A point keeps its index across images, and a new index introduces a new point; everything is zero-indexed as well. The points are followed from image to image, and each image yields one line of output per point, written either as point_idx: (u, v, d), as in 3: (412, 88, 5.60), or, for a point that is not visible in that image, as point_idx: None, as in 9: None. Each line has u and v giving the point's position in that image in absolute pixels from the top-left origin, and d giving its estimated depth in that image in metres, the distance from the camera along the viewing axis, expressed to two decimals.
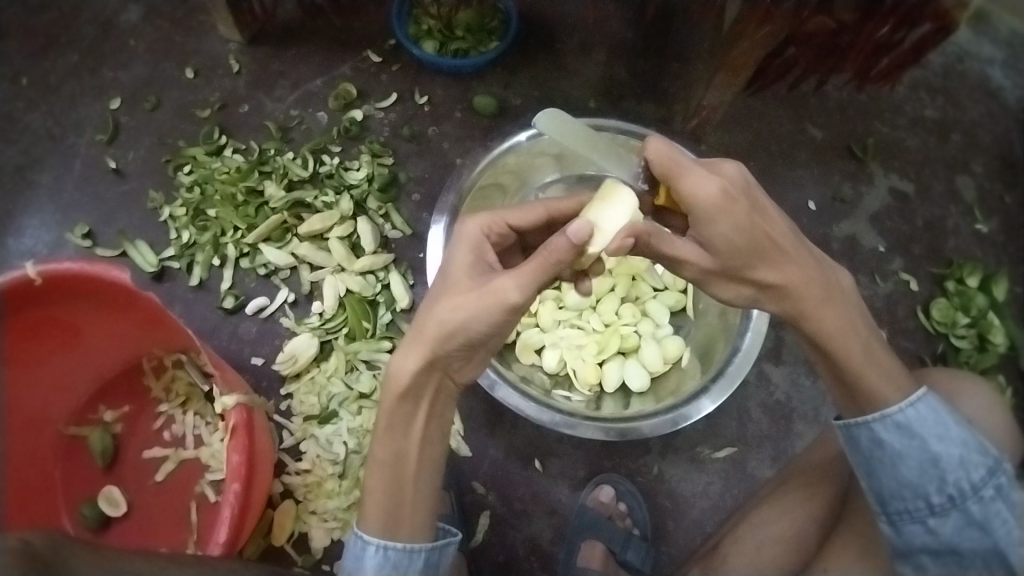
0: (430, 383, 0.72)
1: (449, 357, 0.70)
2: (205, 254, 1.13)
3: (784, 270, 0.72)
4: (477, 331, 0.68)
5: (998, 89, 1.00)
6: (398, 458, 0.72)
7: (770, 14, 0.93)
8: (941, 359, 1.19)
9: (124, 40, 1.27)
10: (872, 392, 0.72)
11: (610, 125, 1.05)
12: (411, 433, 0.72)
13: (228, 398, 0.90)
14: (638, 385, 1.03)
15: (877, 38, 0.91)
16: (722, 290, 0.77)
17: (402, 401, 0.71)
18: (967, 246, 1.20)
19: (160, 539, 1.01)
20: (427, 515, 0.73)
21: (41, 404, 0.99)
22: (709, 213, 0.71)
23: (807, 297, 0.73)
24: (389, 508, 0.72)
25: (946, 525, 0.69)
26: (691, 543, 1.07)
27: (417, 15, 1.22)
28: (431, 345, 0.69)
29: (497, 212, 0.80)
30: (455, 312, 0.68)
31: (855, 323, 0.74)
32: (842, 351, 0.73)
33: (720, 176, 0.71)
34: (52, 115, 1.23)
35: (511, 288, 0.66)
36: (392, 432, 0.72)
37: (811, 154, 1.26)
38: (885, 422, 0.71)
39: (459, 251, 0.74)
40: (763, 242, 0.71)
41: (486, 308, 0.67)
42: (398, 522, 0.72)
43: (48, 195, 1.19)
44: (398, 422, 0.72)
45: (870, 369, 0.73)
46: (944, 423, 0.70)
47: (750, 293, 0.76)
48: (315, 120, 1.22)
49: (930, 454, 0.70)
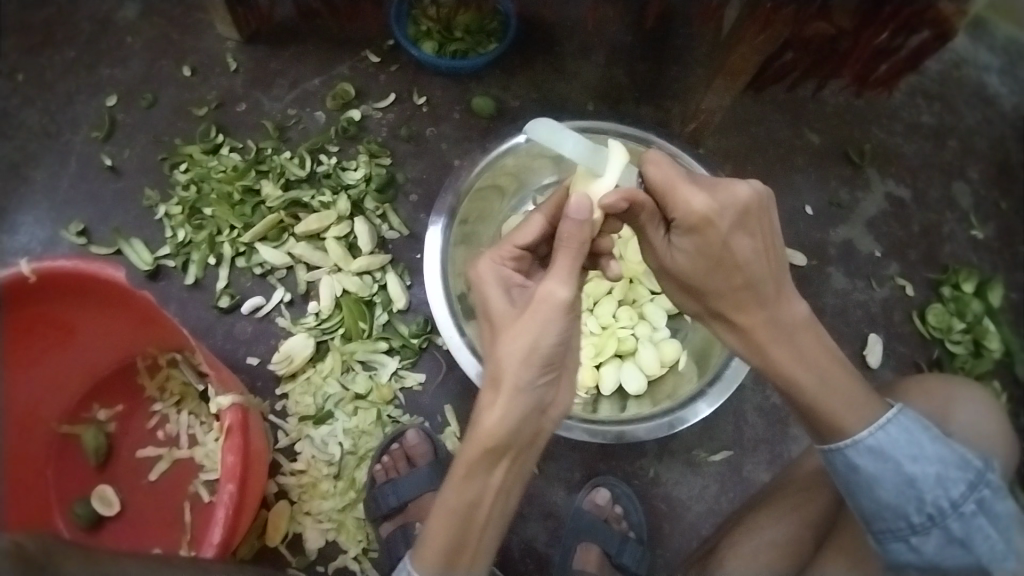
0: (521, 431, 0.64)
1: (536, 389, 0.64)
2: (201, 253, 1.13)
3: (745, 297, 0.74)
4: (551, 347, 0.63)
5: (995, 96, 1.21)
6: (471, 507, 0.66)
7: (772, 19, 0.90)
8: (937, 363, 1.17)
9: (121, 37, 1.26)
10: (832, 420, 0.72)
11: (609, 128, 1.06)
12: (490, 483, 0.66)
13: (223, 398, 0.89)
14: (635, 387, 1.03)
15: (875, 44, 0.91)
16: (675, 293, 0.82)
17: (491, 451, 0.64)
18: (964, 252, 1.22)
19: (153, 539, 1.00)
20: (486, 556, 0.69)
21: (34, 404, 0.98)
22: (683, 230, 0.72)
23: (759, 331, 0.75)
24: (452, 552, 0.67)
25: (928, 543, 0.68)
26: (687, 547, 1.07)
27: (416, 16, 1.22)
28: (514, 380, 0.63)
29: (506, 238, 0.79)
30: (523, 333, 0.63)
31: (809, 353, 0.74)
32: (794, 383, 0.74)
33: (715, 201, 0.70)
34: (47, 111, 1.22)
35: (557, 287, 0.64)
36: (471, 482, 0.65)
37: (808, 158, 1.25)
38: (857, 448, 0.71)
39: (490, 287, 0.71)
40: (728, 269, 0.73)
41: (546, 318, 0.64)
42: (459, 563, 0.67)
43: (44, 192, 1.19)
44: (478, 470, 0.65)
45: (828, 398, 0.73)
46: (916, 443, 0.70)
47: (700, 307, 0.79)
48: (313, 120, 1.22)
49: (906, 475, 0.69)
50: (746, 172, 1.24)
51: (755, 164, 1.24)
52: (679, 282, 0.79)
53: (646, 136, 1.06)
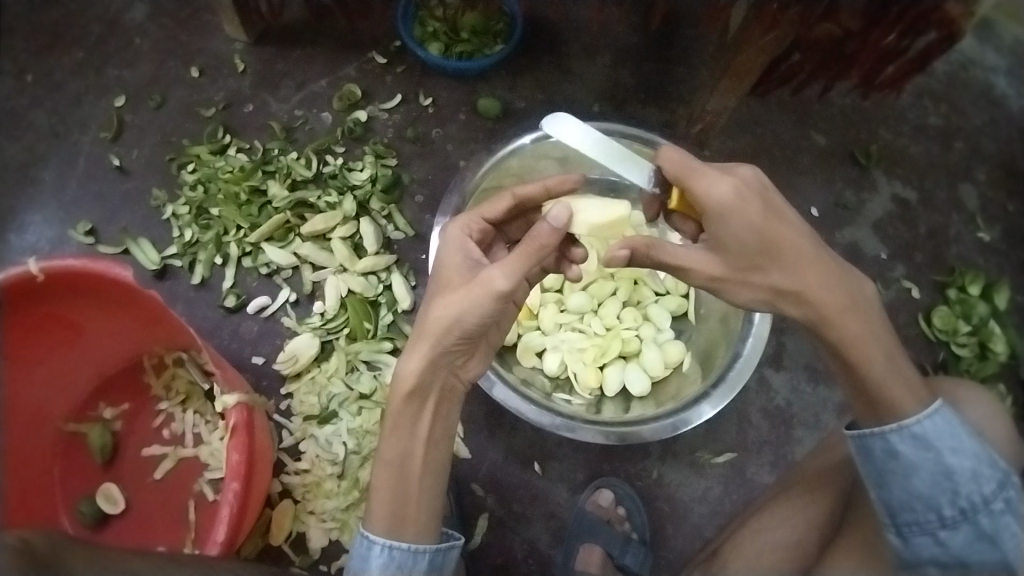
0: (435, 382, 0.73)
1: (449, 355, 0.72)
2: (208, 253, 1.13)
3: (800, 272, 0.73)
4: (472, 325, 0.70)
5: (1002, 97, 1.04)
6: (406, 458, 0.72)
7: (778, 17, 0.92)
8: (943, 367, 1.17)
9: (129, 38, 1.27)
10: (890, 400, 0.72)
11: (614, 129, 1.07)
12: (417, 435, 0.72)
13: (228, 397, 0.90)
14: (638, 389, 1.02)
15: (883, 46, 0.90)
16: (736, 294, 0.77)
17: (410, 401, 0.72)
18: (971, 255, 1.22)
19: (158, 538, 1.01)
20: (433, 517, 0.73)
21: (39, 401, 0.99)
22: (725, 213, 0.70)
23: (821, 297, 0.73)
24: (392, 508, 0.71)
25: (956, 538, 0.68)
26: (690, 549, 1.06)
27: (422, 17, 1.23)
28: (432, 342, 0.71)
29: (475, 210, 0.83)
30: (451, 305, 0.70)
31: (875, 331, 0.73)
32: (865, 362, 0.73)
33: (735, 176, 0.71)
34: (56, 112, 1.24)
35: (497, 276, 0.69)
36: (401, 430, 0.72)
37: (813, 159, 1.26)
38: (902, 433, 0.70)
39: (447, 252, 0.77)
40: (774, 242, 0.71)
41: (475, 299, 0.69)
42: (403, 521, 0.71)
43: (52, 192, 1.19)
44: (404, 421, 0.72)
45: (893, 377, 0.72)
46: (958, 436, 0.69)
47: (766, 296, 0.75)
48: (319, 121, 1.22)
49: (944, 466, 0.68)
50: None
51: (761, 167, 1.24)
52: (738, 274, 0.75)
53: (652, 137, 1.07)
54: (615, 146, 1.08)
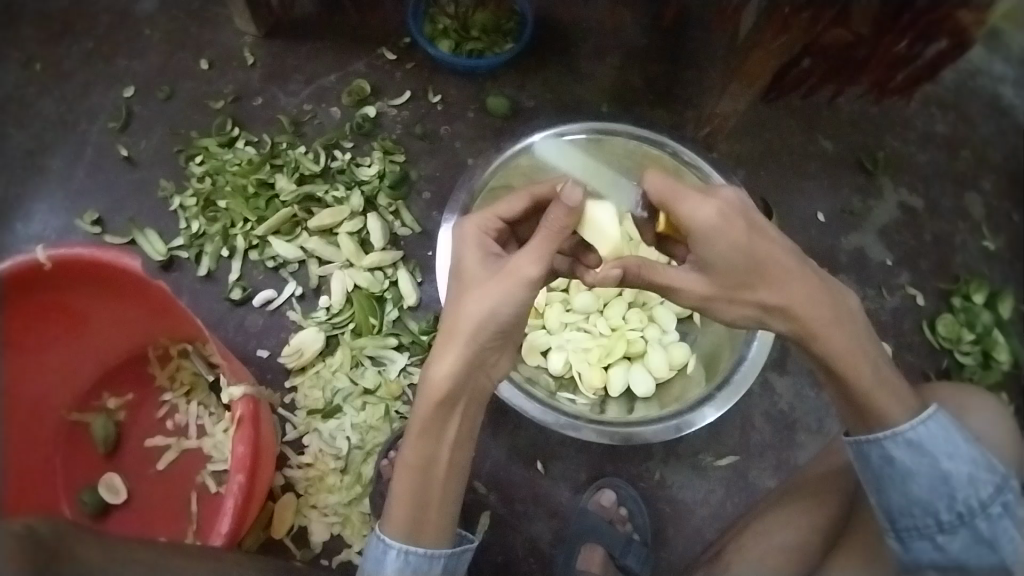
0: (467, 387, 0.71)
1: (482, 353, 0.70)
2: (214, 245, 1.13)
3: (785, 290, 0.71)
4: (506, 317, 0.69)
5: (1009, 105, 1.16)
6: (430, 461, 0.71)
7: (789, 23, 0.91)
8: (947, 374, 1.16)
9: (139, 29, 1.27)
10: (880, 412, 0.71)
11: (625, 130, 1.07)
12: (445, 438, 0.71)
13: (234, 389, 0.90)
14: (643, 390, 1.02)
15: (896, 52, 0.88)
16: (726, 313, 0.75)
17: (439, 408, 0.70)
18: (975, 263, 1.23)
19: (159, 529, 1.00)
20: (451, 520, 0.73)
21: (42, 389, 0.98)
22: (708, 236, 0.70)
23: (807, 313, 0.71)
24: (413, 514, 0.71)
25: (954, 542, 0.69)
26: (691, 551, 1.06)
27: (433, 14, 1.23)
28: (466, 341, 0.69)
29: (488, 209, 0.82)
30: (484, 298, 0.69)
31: (862, 345, 0.72)
32: (854, 374, 0.72)
33: (717, 198, 0.70)
34: (64, 101, 1.23)
35: (527, 263, 0.69)
36: (426, 436, 0.71)
37: (821, 164, 1.25)
38: (896, 440, 0.70)
39: (467, 251, 0.76)
40: (757, 260, 0.70)
41: (509, 289, 0.69)
42: (422, 526, 0.72)
43: (59, 181, 1.19)
44: (432, 427, 0.71)
45: (881, 391, 0.71)
46: (954, 441, 0.69)
47: (755, 313, 0.74)
48: (328, 115, 1.22)
49: (940, 471, 0.69)
50: (757, 179, 1.23)
51: (769, 171, 1.24)
52: (724, 294, 0.74)
53: (661, 138, 1.07)
54: (624, 147, 1.08)
